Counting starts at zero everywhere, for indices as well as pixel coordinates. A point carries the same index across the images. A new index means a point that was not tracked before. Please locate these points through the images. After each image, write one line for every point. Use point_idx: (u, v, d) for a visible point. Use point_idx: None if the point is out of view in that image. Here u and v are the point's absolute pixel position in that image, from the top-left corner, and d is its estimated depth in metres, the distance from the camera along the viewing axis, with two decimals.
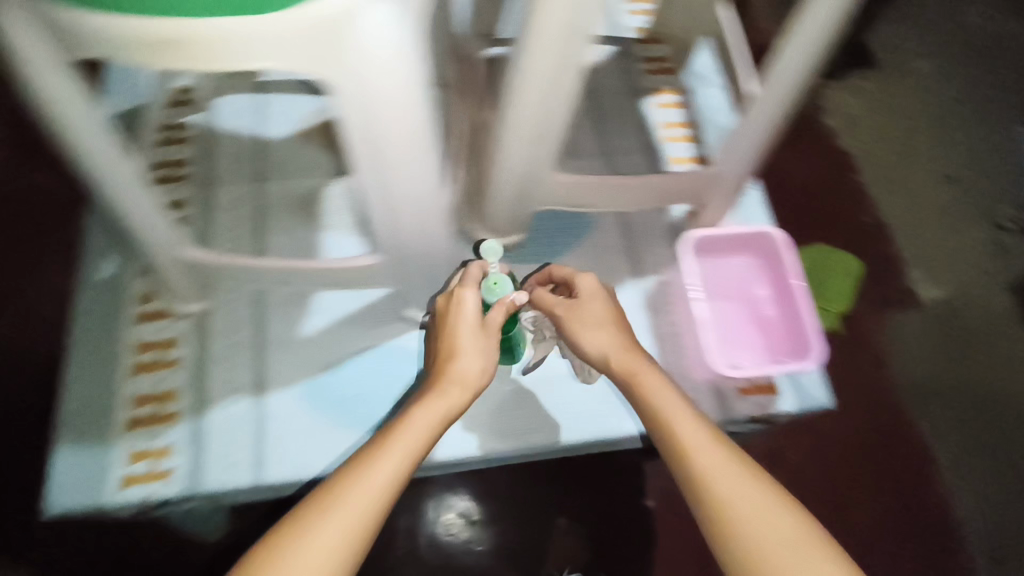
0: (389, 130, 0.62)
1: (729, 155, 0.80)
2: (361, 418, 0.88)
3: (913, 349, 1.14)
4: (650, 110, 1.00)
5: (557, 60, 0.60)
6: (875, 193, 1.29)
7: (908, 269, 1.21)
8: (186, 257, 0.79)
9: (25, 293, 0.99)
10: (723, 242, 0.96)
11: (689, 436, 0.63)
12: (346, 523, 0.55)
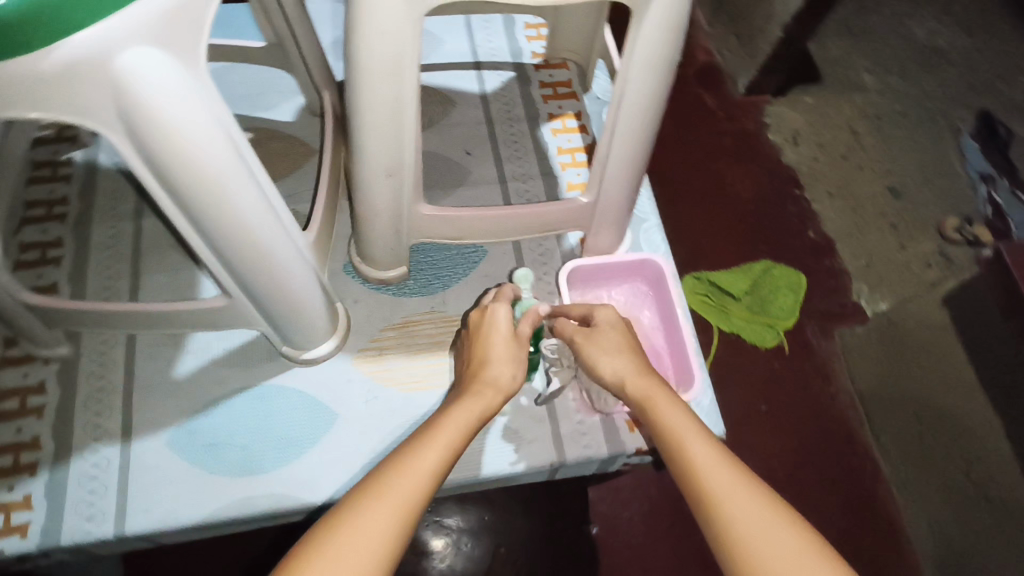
0: (197, 193, 0.50)
1: (603, 189, 0.74)
2: (246, 462, 0.75)
3: (854, 360, 1.13)
4: (548, 135, 0.94)
5: (384, 92, 0.58)
6: (821, 209, 1.28)
7: (854, 283, 1.21)
8: (29, 302, 0.68)
9: None
10: (603, 272, 0.86)
11: (697, 446, 0.55)
12: (370, 535, 0.46)
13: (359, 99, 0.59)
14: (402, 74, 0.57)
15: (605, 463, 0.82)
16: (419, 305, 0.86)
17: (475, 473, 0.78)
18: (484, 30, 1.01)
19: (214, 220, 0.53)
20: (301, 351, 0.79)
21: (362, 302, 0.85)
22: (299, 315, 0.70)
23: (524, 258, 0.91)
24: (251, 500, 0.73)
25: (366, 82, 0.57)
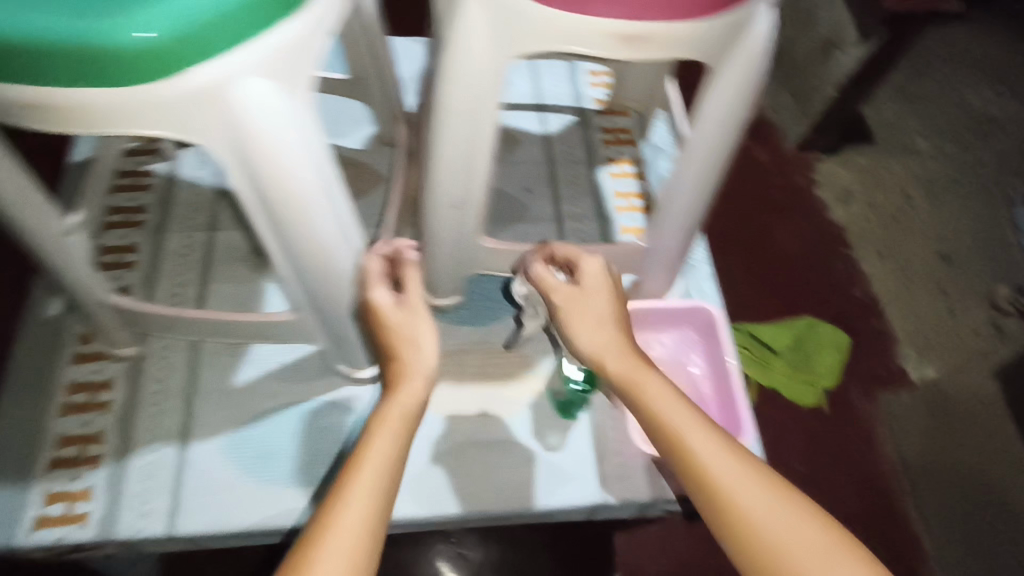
0: (285, 212, 0.54)
1: (661, 236, 0.75)
2: (297, 472, 0.77)
3: (898, 428, 1.11)
4: (605, 179, 0.95)
5: (461, 129, 0.61)
6: (869, 270, 1.27)
7: (900, 347, 1.18)
8: (108, 303, 0.72)
9: None
10: (654, 316, 0.83)
11: (683, 423, 0.54)
12: (358, 527, 0.46)
13: (439, 135, 0.62)
14: (483, 113, 0.60)
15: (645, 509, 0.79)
16: (469, 336, 0.88)
17: (556, 502, 0.77)
18: (549, 76, 1.04)
19: (296, 240, 0.56)
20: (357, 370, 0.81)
21: None
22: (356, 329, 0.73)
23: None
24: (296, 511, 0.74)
25: (449, 119, 0.61)
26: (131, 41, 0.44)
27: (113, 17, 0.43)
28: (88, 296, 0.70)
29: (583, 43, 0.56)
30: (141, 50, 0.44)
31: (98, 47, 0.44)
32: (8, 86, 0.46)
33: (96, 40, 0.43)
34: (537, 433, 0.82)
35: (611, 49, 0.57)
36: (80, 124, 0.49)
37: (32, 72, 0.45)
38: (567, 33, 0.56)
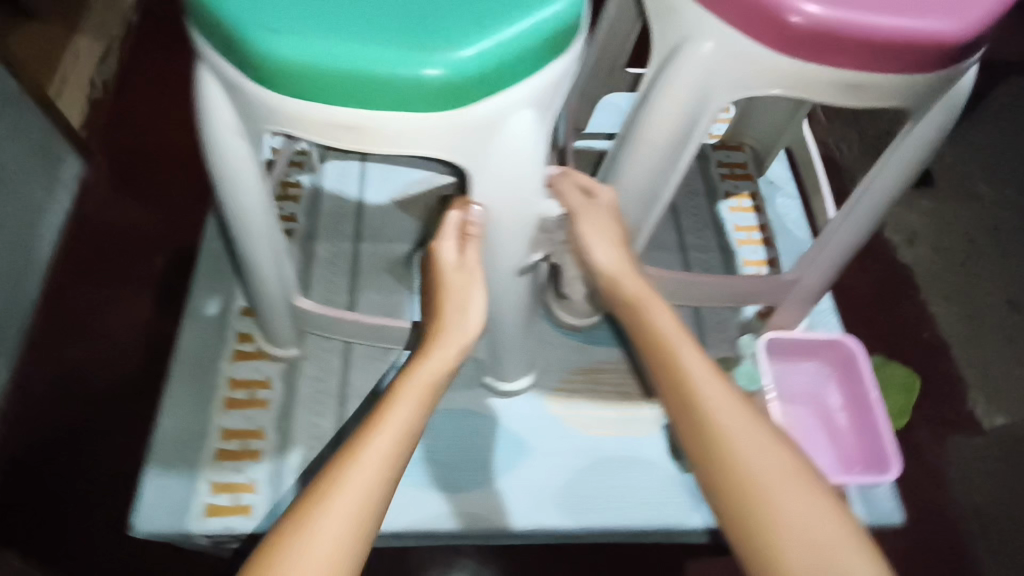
0: (514, 215, 0.64)
1: (810, 268, 0.76)
2: (464, 479, 0.84)
3: (971, 473, 1.10)
4: (725, 212, 0.97)
5: (661, 147, 0.67)
6: (939, 313, 1.27)
7: (971, 393, 1.18)
8: (293, 302, 0.78)
9: (115, 324, 1.08)
10: (791, 349, 0.84)
11: (706, 384, 0.56)
12: (368, 485, 0.50)
13: (633, 161, 0.69)
14: (678, 145, 0.66)
15: None
16: (605, 356, 0.94)
17: (676, 523, 0.83)
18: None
19: (510, 239, 0.66)
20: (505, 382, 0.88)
21: (556, 347, 0.94)
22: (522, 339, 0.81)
23: (704, 327, 0.91)
24: (452, 514, 0.82)
25: (647, 146, 0.67)
26: (431, 76, 0.52)
27: (422, 56, 0.52)
28: (275, 293, 0.76)
29: (811, 88, 0.61)
30: (439, 85, 0.53)
31: (405, 80, 0.52)
32: (319, 105, 0.55)
33: (404, 73, 0.52)
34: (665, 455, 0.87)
35: (828, 94, 0.61)
36: (363, 139, 0.57)
37: (343, 96, 0.54)
38: (791, 79, 0.60)
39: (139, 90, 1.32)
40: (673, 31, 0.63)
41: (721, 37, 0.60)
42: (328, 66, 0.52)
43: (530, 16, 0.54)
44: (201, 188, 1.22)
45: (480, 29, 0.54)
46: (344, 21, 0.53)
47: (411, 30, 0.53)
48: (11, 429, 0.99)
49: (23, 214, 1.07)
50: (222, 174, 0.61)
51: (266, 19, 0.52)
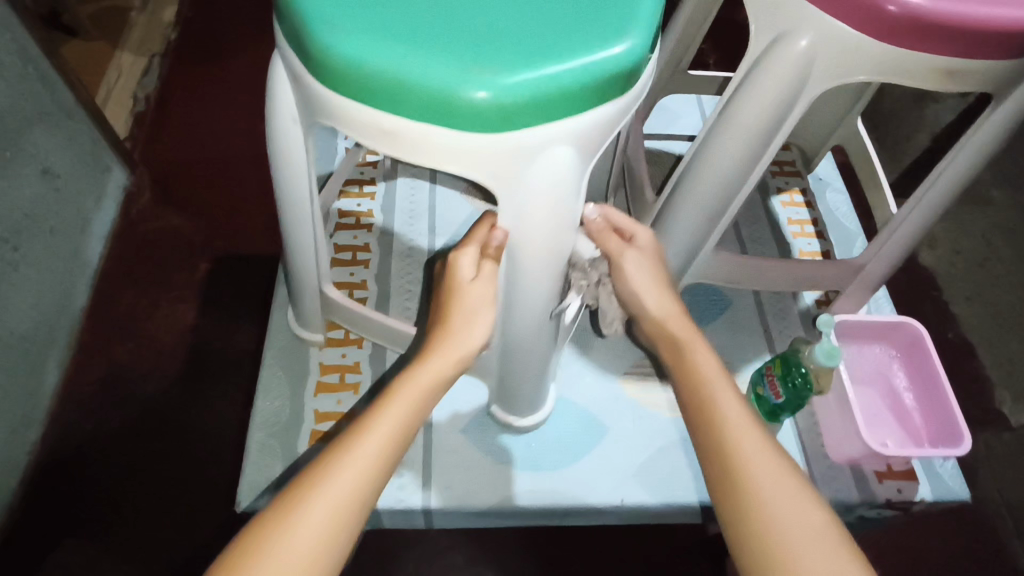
0: (534, 252, 0.59)
1: (878, 256, 0.70)
2: (524, 454, 0.78)
3: (1003, 471, 1.11)
4: (777, 206, 0.90)
5: (741, 153, 0.61)
6: (963, 313, 1.27)
7: (999, 391, 1.18)
8: (322, 290, 0.78)
9: (159, 327, 1.10)
10: (853, 330, 0.74)
11: (741, 429, 0.53)
12: (363, 470, 0.49)
13: (703, 174, 0.64)
14: (753, 153, 0.61)
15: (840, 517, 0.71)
16: None
17: (675, 501, 0.77)
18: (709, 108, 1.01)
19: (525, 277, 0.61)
20: (513, 417, 0.78)
21: None
22: (538, 366, 0.71)
23: (767, 315, 0.81)
24: (538, 492, 0.76)
25: (723, 155, 0.62)
26: (472, 95, 0.49)
27: (470, 75, 0.49)
28: (311, 282, 0.76)
29: (902, 73, 0.55)
30: (479, 105, 0.49)
31: (445, 95, 0.49)
32: (369, 107, 0.52)
33: (445, 89, 0.49)
34: None
35: (920, 80, 0.56)
36: (395, 148, 0.54)
37: (386, 100, 0.51)
38: (882, 66, 0.55)
39: (181, 102, 1.36)
40: (772, 21, 0.57)
41: (817, 23, 0.55)
42: (376, 69, 0.49)
43: (597, 52, 0.50)
44: (240, 197, 1.24)
45: (542, 57, 0.50)
46: (406, 28, 0.50)
47: (470, 47, 0.50)
48: (61, 433, 1.00)
49: (73, 222, 1.08)
50: (279, 159, 0.62)
51: (338, 20, 0.51)
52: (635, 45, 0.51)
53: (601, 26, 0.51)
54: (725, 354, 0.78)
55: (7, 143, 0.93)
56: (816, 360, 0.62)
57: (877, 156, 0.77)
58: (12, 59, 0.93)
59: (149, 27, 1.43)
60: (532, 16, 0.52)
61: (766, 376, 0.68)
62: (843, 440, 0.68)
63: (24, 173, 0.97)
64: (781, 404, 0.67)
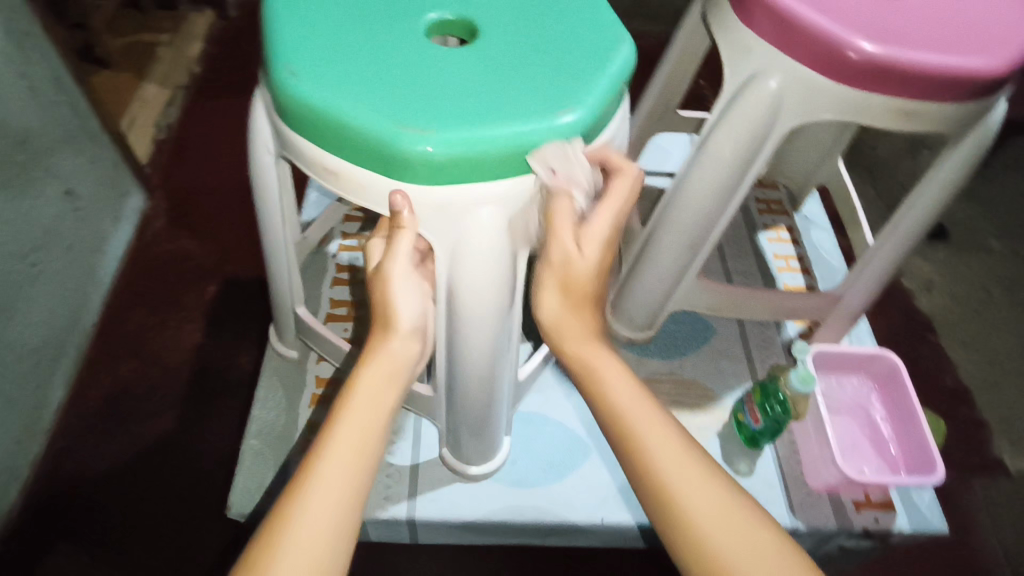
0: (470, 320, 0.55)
1: (853, 287, 0.71)
2: (507, 472, 0.78)
3: (1002, 519, 1.08)
4: (763, 242, 0.93)
5: (712, 193, 0.62)
6: (958, 357, 1.26)
7: (997, 437, 1.16)
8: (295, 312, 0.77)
9: (162, 346, 1.12)
10: (830, 361, 0.74)
11: (668, 447, 0.49)
12: (331, 503, 0.45)
13: (681, 205, 0.64)
14: (728, 186, 0.62)
15: (819, 543, 0.71)
16: (661, 366, 0.80)
17: (592, 520, 0.75)
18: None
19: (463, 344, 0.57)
20: (467, 466, 0.76)
21: None
22: (489, 421, 0.68)
23: (750, 344, 0.83)
24: (522, 508, 0.76)
25: (699, 187, 0.62)
26: (402, 143, 0.47)
27: (403, 125, 0.47)
28: (286, 303, 0.75)
29: (866, 114, 0.56)
30: (407, 157, 0.47)
31: (377, 140, 0.47)
32: (319, 146, 0.51)
33: (378, 134, 0.47)
34: (719, 461, 0.72)
35: (885, 120, 0.56)
36: (342, 189, 0.52)
37: (325, 139, 0.50)
38: (846, 106, 0.56)
39: (197, 132, 1.41)
40: (743, 63, 0.58)
41: (784, 65, 0.56)
42: (316, 105, 0.48)
43: (540, 118, 0.49)
44: (250, 222, 1.29)
45: (482, 117, 0.48)
46: (361, 76, 0.50)
47: (411, 100, 0.49)
48: (63, 446, 1.01)
49: (89, 242, 1.12)
50: (258, 193, 0.62)
51: (301, 61, 0.50)
52: (581, 116, 0.50)
53: (550, 94, 0.50)
54: (708, 380, 0.79)
55: (32, 164, 0.97)
56: (791, 386, 0.65)
57: (857, 194, 0.80)
58: (45, 83, 0.98)
59: (173, 61, 1.50)
60: (483, 78, 0.51)
61: (747, 403, 0.70)
62: (821, 464, 0.69)
63: (47, 193, 1.01)
64: (759, 430, 0.69)
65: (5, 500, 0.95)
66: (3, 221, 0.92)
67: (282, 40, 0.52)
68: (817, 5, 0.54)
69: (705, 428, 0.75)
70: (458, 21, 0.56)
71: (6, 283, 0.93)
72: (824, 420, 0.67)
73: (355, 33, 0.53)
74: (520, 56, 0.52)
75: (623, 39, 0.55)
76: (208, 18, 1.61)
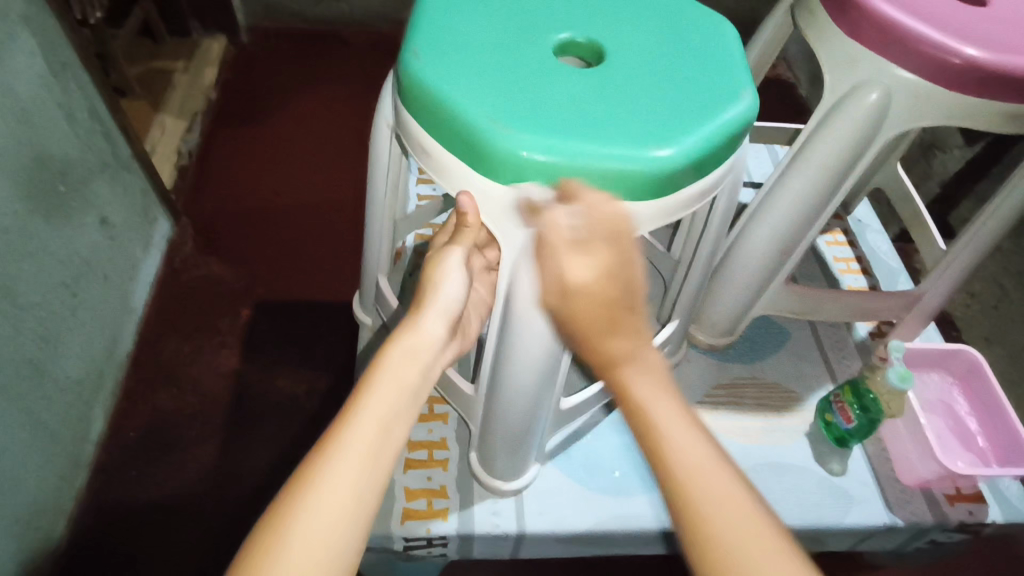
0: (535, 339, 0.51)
1: (937, 284, 0.73)
2: (579, 476, 0.72)
3: None
4: (822, 246, 0.96)
5: (804, 199, 0.64)
6: None
7: None
8: (365, 320, 0.78)
9: (203, 371, 1.11)
10: (915, 358, 0.76)
11: (708, 478, 0.40)
12: (351, 482, 0.41)
13: (776, 208, 0.66)
14: (825, 190, 0.64)
15: (913, 537, 0.73)
16: (742, 371, 0.82)
17: (631, 525, 0.69)
18: (752, 157, 1.04)
19: (527, 366, 0.53)
20: (499, 481, 0.67)
21: (691, 367, 0.82)
22: (527, 438, 0.61)
23: (824, 345, 0.85)
24: (591, 515, 0.69)
25: (797, 191, 0.64)
26: (490, 139, 0.44)
27: (496, 122, 0.44)
28: (370, 302, 0.75)
29: (967, 118, 0.58)
30: (485, 149, 0.45)
31: (467, 127, 0.45)
32: (444, 146, 0.48)
33: (471, 122, 0.45)
34: (811, 462, 0.74)
35: (987, 124, 0.58)
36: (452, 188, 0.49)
37: (427, 121, 0.48)
38: (949, 111, 0.58)
39: (222, 158, 1.41)
40: (846, 75, 0.60)
41: (888, 77, 0.58)
42: (427, 85, 0.47)
43: (632, 146, 0.45)
44: (285, 245, 1.28)
45: (609, 136, 0.45)
46: (498, 85, 0.47)
47: (514, 102, 0.46)
48: (106, 481, 0.99)
49: (125, 270, 1.11)
50: (370, 196, 0.62)
51: (439, 64, 0.48)
52: (678, 154, 0.45)
53: (654, 125, 0.46)
54: (791, 383, 0.81)
55: (72, 195, 0.96)
56: (888, 383, 0.66)
57: (920, 199, 0.83)
58: (83, 114, 0.98)
59: (190, 86, 1.49)
60: (593, 99, 0.47)
61: (835, 403, 0.73)
62: (916, 460, 0.70)
63: (86, 223, 1.00)
64: (851, 430, 0.72)
65: (54, 536, 0.92)
66: (47, 252, 0.91)
67: (421, 40, 0.50)
68: (916, 15, 0.56)
69: (794, 430, 0.77)
70: (586, 44, 0.53)
71: (50, 315, 0.91)
72: (921, 420, 0.69)
73: (481, 32, 0.51)
74: (657, 78, 0.50)
75: (748, 90, 0.50)
76: (221, 43, 1.61)
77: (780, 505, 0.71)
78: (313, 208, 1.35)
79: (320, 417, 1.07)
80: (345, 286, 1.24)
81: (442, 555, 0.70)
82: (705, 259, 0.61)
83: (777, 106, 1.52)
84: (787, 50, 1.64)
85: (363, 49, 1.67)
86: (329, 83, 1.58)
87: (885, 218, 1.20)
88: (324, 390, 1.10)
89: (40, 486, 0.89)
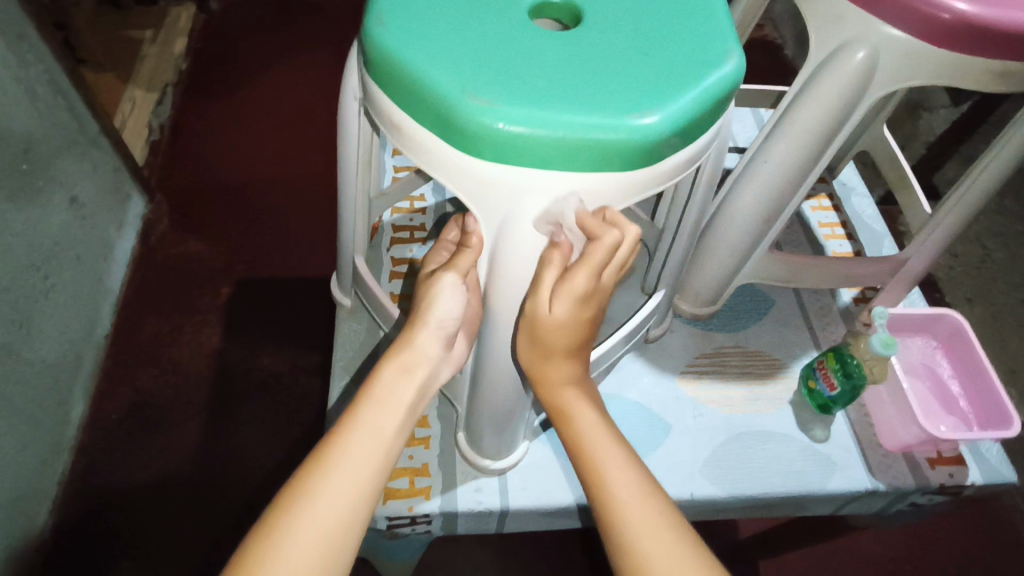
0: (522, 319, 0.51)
1: (923, 246, 0.72)
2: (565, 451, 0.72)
3: None
4: (807, 211, 0.95)
5: (786, 166, 0.64)
6: None
7: None
8: (341, 301, 0.78)
9: (185, 349, 1.10)
10: (898, 324, 0.77)
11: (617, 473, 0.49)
12: (342, 498, 0.41)
13: (760, 174, 0.65)
14: (813, 153, 0.63)
15: (896, 499, 0.74)
16: (726, 339, 0.82)
17: None
18: (736, 121, 1.03)
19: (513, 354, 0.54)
20: (487, 460, 0.67)
21: (676, 338, 0.81)
22: (514, 414, 0.61)
23: (808, 312, 0.85)
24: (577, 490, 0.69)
25: (781, 155, 0.63)
26: (465, 112, 0.42)
27: (470, 93, 0.42)
28: (348, 279, 0.74)
29: (959, 76, 0.56)
30: (460, 121, 0.43)
31: (441, 101, 0.43)
32: (415, 123, 0.46)
33: (444, 95, 0.43)
34: (794, 429, 0.74)
35: (980, 82, 0.57)
36: (430, 166, 0.47)
37: (397, 95, 0.46)
38: (941, 71, 0.56)
39: (194, 130, 1.38)
40: (833, 32, 0.58)
41: (876, 34, 0.56)
42: (395, 57, 0.45)
43: (614, 114, 0.43)
44: (263, 218, 1.26)
45: (589, 101, 0.43)
46: (470, 53, 0.45)
47: (488, 71, 0.44)
48: (88, 463, 0.98)
49: (98, 249, 1.08)
50: (341, 170, 0.60)
51: (403, 33, 0.45)
52: (663, 121, 0.43)
53: (636, 90, 0.44)
54: (775, 351, 0.81)
55: (37, 173, 0.93)
56: (872, 349, 0.67)
57: (905, 160, 0.82)
58: (44, 88, 0.94)
59: (159, 56, 1.44)
60: (571, 64, 0.45)
61: (818, 370, 0.73)
62: (898, 426, 0.71)
63: (54, 202, 0.97)
64: (834, 396, 0.72)
65: (38, 518, 0.92)
66: (13, 233, 0.88)
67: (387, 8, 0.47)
68: None
69: (778, 398, 0.77)
70: (562, 6, 0.51)
71: (21, 298, 0.89)
72: (904, 387, 0.69)
73: None
74: (638, 39, 0.48)
75: (732, 51, 0.48)
76: (191, 11, 1.55)
77: (761, 474, 0.71)
78: (290, 180, 1.32)
79: (305, 393, 1.06)
80: (325, 259, 1.22)
81: (427, 532, 0.70)
82: (692, 225, 0.60)
83: (762, 67, 1.50)
84: (772, 10, 1.61)
85: (338, 14, 1.62)
86: (305, 51, 1.54)
87: (870, 180, 1.19)
88: (306, 365, 1.09)
89: (21, 471, 0.88)
